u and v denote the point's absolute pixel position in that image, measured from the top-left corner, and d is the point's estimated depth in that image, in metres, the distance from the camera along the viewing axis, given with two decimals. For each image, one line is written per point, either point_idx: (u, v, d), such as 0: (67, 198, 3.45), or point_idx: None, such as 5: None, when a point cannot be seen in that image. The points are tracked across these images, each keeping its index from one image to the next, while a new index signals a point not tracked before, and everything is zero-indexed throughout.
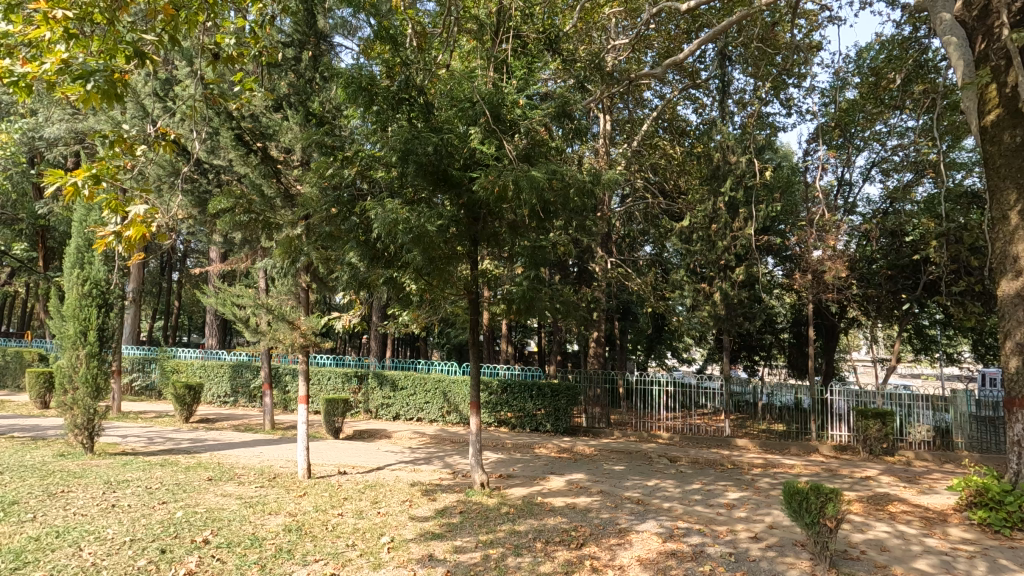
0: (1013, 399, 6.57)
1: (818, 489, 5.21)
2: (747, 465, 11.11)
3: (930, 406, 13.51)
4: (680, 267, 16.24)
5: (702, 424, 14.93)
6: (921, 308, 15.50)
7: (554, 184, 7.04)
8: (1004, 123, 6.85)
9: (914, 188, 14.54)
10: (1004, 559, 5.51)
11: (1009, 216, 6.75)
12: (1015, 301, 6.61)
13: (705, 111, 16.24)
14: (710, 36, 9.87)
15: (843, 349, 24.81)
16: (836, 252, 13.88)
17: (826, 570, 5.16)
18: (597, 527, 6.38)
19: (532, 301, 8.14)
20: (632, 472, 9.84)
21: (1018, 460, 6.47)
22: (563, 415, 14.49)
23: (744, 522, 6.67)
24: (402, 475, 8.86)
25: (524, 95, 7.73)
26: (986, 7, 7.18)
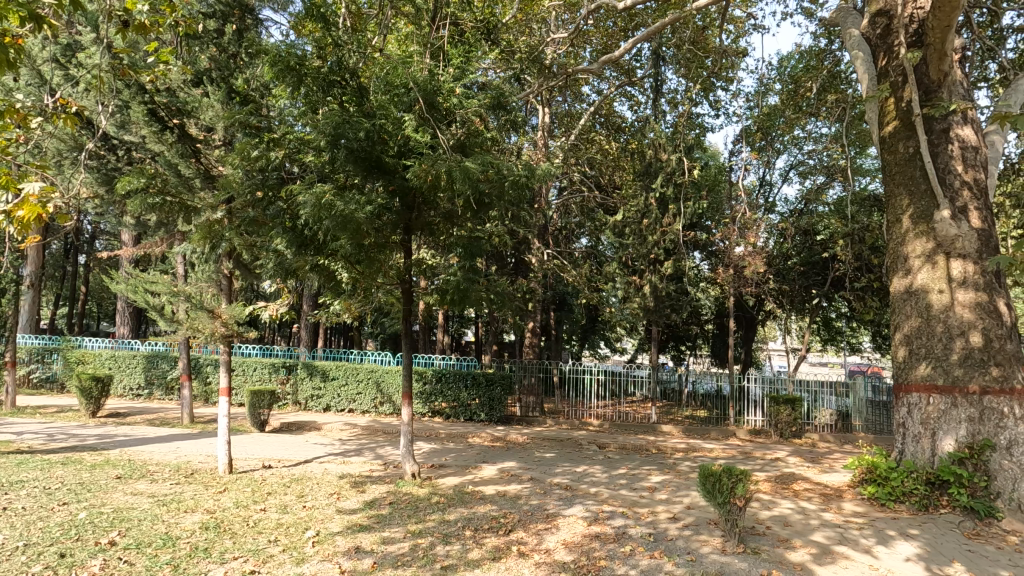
0: (900, 385, 7.31)
1: (730, 471, 5.57)
2: (671, 450, 11.68)
3: (833, 392, 14.99)
4: (612, 260, 16.73)
5: (630, 411, 15.55)
6: (829, 302, 16.76)
7: (489, 175, 7.05)
8: (899, 135, 7.53)
9: (825, 191, 15.67)
10: (888, 528, 6.10)
11: (901, 219, 7.42)
12: (904, 296, 7.29)
13: (640, 109, 16.73)
14: (645, 36, 10.06)
15: (761, 340, 26.44)
16: (755, 249, 14.78)
17: (735, 546, 5.53)
18: (525, 514, 6.52)
19: (465, 293, 8.16)
20: (562, 459, 10.11)
21: (903, 441, 7.19)
22: (497, 405, 14.61)
23: (664, 504, 7.05)
24: (331, 468, 8.67)
25: (460, 84, 7.64)
26: (888, 27, 7.79)
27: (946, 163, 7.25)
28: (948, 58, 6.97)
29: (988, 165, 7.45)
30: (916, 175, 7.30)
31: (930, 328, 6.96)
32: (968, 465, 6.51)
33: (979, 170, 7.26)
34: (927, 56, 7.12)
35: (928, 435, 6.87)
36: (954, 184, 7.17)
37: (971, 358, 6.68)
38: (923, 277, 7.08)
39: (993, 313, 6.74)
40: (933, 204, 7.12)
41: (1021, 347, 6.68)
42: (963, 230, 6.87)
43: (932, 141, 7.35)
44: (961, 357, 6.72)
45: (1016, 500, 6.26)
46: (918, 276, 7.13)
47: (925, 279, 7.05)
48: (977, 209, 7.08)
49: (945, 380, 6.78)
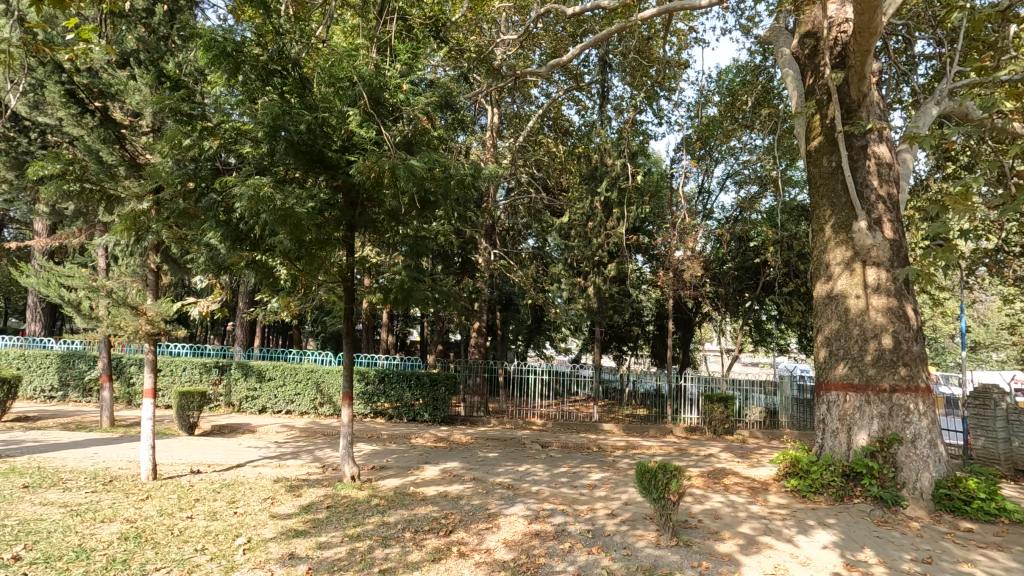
0: (821, 383, 7.80)
1: (665, 468, 5.78)
2: (611, 447, 11.97)
3: (763, 390, 15.85)
4: (558, 261, 16.95)
5: (573, 410, 15.84)
6: (760, 305, 17.64)
7: (435, 174, 6.98)
8: (823, 149, 8.05)
9: (759, 200, 16.50)
10: (808, 519, 6.49)
11: (824, 229, 7.93)
12: (826, 301, 7.79)
13: (587, 113, 17.04)
14: (593, 42, 10.23)
15: (698, 341, 27.50)
16: (694, 253, 15.40)
17: (669, 539, 5.74)
18: (467, 514, 6.51)
19: (409, 292, 8.06)
20: (505, 458, 10.16)
21: (823, 436, 7.68)
22: (441, 405, 14.49)
23: (603, 501, 7.23)
24: (266, 472, 8.34)
25: (407, 80, 7.53)
26: (815, 48, 8.34)
27: (864, 178, 7.80)
28: (867, 81, 7.49)
29: (901, 181, 8.07)
30: (838, 188, 7.83)
31: (848, 331, 7.48)
32: (878, 457, 7.03)
33: (893, 185, 7.84)
34: (848, 78, 7.61)
35: (844, 430, 7.38)
36: (871, 198, 7.73)
37: (883, 359, 7.21)
38: (842, 283, 7.59)
39: (903, 317, 7.29)
40: (852, 215, 7.65)
41: (925, 349, 7.26)
42: (878, 241, 7.41)
43: (853, 157, 7.89)
44: (874, 357, 7.24)
45: (919, 489, 6.82)
46: (838, 282, 7.64)
47: (844, 285, 7.57)
48: (890, 221, 7.64)
49: (861, 379, 7.29)
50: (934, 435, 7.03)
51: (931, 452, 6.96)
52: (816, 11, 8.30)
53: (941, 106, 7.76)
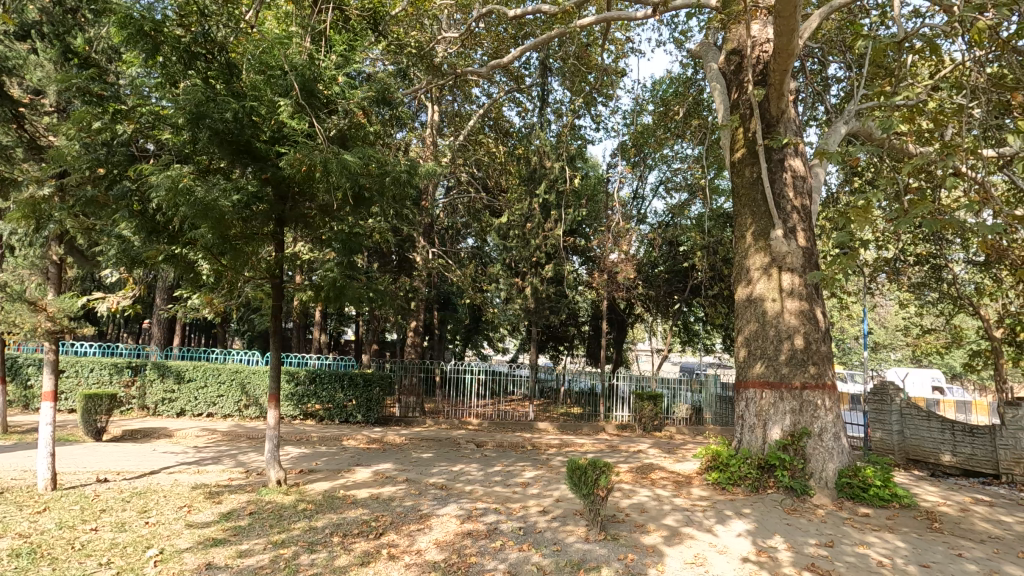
0: (741, 381, 8.26)
1: (595, 464, 5.93)
2: (545, 446, 12.16)
3: (689, 388, 16.63)
4: (496, 261, 17.04)
5: (509, 409, 15.96)
6: (689, 307, 18.44)
7: (370, 170, 6.85)
8: (746, 161, 8.55)
9: (688, 207, 17.27)
10: (726, 509, 6.88)
11: (745, 236, 8.43)
12: (746, 303, 8.28)
13: (527, 116, 17.23)
14: (533, 45, 10.31)
15: (630, 341, 28.38)
16: (627, 256, 15.95)
17: (598, 533, 5.91)
18: (398, 516, 6.42)
19: (342, 290, 7.84)
20: (439, 459, 10.10)
21: (741, 431, 8.15)
22: (375, 405, 14.17)
23: (535, 498, 7.35)
24: (183, 478, 7.87)
25: (343, 72, 7.32)
26: (739, 64, 8.84)
27: (781, 189, 8.34)
28: (785, 99, 8.00)
29: (813, 194, 8.70)
30: (758, 198, 8.34)
31: (764, 332, 7.98)
32: (789, 450, 7.54)
33: (806, 197, 8.44)
34: (768, 95, 8.10)
35: (760, 426, 7.85)
36: (786, 208, 8.27)
37: (795, 358, 7.73)
38: (760, 287, 8.09)
39: (812, 320, 7.85)
40: (770, 224, 8.17)
41: (832, 349, 7.83)
42: (792, 248, 7.94)
43: (771, 169, 8.42)
44: (788, 357, 7.76)
45: (824, 478, 7.38)
46: (757, 286, 8.13)
47: (762, 289, 8.06)
48: (803, 230, 8.21)
49: (775, 377, 7.78)
50: (838, 428, 7.62)
51: (835, 445, 7.53)
52: (741, 29, 8.82)
53: (849, 126, 8.41)
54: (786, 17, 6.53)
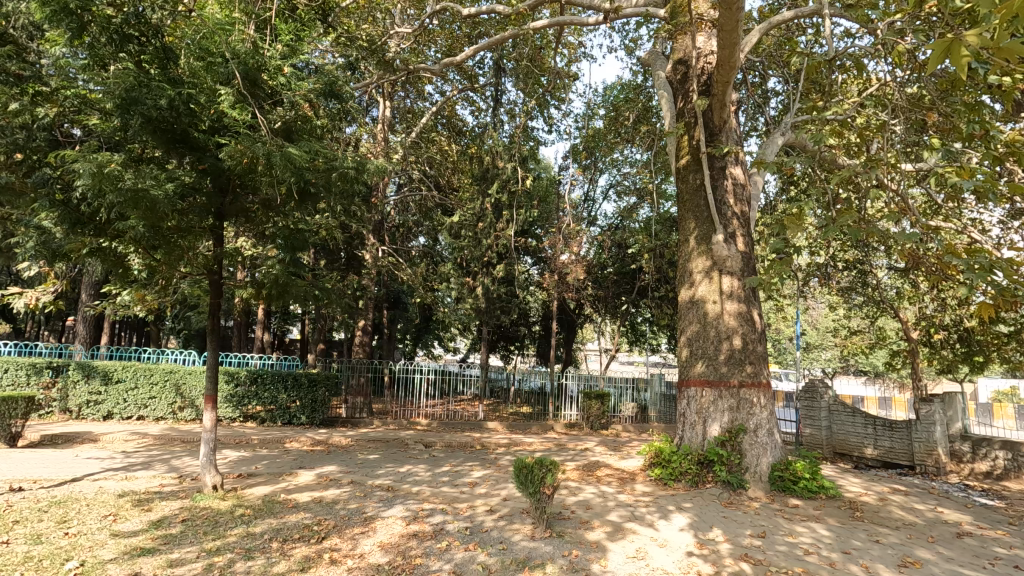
0: (683, 380, 8.54)
1: (542, 462, 6.01)
2: (494, 445, 12.19)
3: (636, 387, 17.19)
4: (448, 260, 16.97)
5: (459, 410, 15.92)
6: (636, 309, 18.92)
7: (316, 165, 6.67)
8: (690, 168, 8.88)
9: (637, 210, 17.72)
10: (667, 504, 7.11)
11: (689, 240, 8.74)
12: (688, 305, 8.58)
13: (481, 115, 17.20)
14: (487, 45, 10.30)
15: (580, 342, 28.82)
16: (578, 258, 16.24)
17: (543, 531, 5.98)
18: (342, 519, 6.29)
19: (286, 287, 7.59)
20: (386, 460, 9.94)
21: (682, 428, 8.43)
22: (320, 406, 13.80)
23: (482, 497, 7.36)
24: (109, 486, 7.41)
25: (289, 63, 7.09)
26: (685, 74, 9.16)
27: (722, 196, 8.69)
28: (727, 109, 8.33)
29: (752, 201, 9.09)
30: (701, 204, 8.67)
31: (705, 332, 8.29)
32: (727, 446, 7.87)
33: (745, 204, 8.83)
34: (711, 105, 8.40)
35: (700, 423, 8.15)
36: (727, 214, 8.62)
37: (733, 358, 8.07)
38: (702, 289, 8.40)
39: (750, 321, 8.21)
40: (712, 229, 8.51)
41: (767, 349, 8.22)
42: (731, 252, 8.28)
43: (714, 176, 8.75)
44: (727, 356, 8.08)
45: (758, 472, 7.74)
46: (699, 288, 8.44)
47: (704, 291, 8.37)
48: (742, 235, 8.58)
49: (715, 376, 8.09)
50: (772, 424, 8.00)
51: (769, 440, 7.91)
52: (687, 41, 9.13)
53: (786, 138, 8.81)
54: (728, 31, 6.75)
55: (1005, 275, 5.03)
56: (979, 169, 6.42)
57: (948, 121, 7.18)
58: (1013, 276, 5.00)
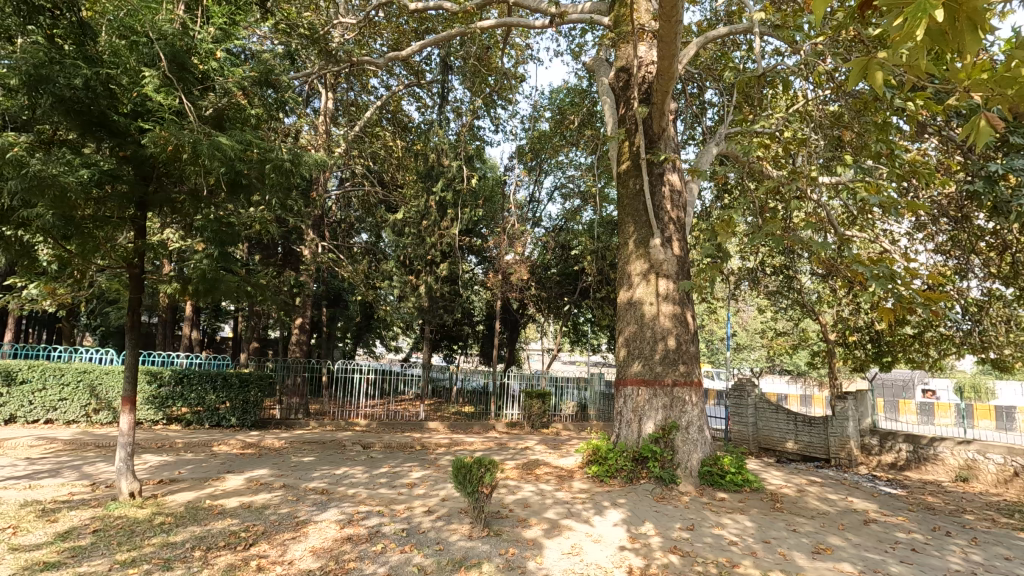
0: (621, 378, 8.77)
1: (481, 462, 6.01)
2: (435, 445, 12.08)
3: (577, 386, 17.52)
4: (390, 258, 16.69)
5: (399, 410, 15.71)
6: (578, 309, 19.27)
7: (249, 155, 6.37)
8: (630, 173, 9.15)
9: (580, 213, 18.03)
10: (603, 500, 7.29)
11: (628, 243, 9.01)
12: (627, 306, 8.84)
13: (427, 112, 17.00)
14: (434, 41, 10.15)
15: (523, 341, 29.02)
16: (522, 258, 16.39)
17: (481, 530, 5.98)
18: (272, 524, 6.06)
19: (215, 283, 7.21)
20: (322, 462, 9.66)
21: (619, 426, 8.66)
22: (252, 408, 13.24)
23: (421, 498, 7.28)
24: (9, 496, 6.80)
25: (222, 47, 6.75)
26: (627, 81, 9.44)
27: (660, 201, 8.99)
28: (665, 118, 8.60)
29: (688, 207, 9.46)
30: (640, 209, 8.94)
31: (642, 333, 8.55)
32: (660, 442, 8.15)
33: (681, 210, 9.17)
34: (651, 113, 8.65)
35: (636, 420, 8.40)
36: (664, 219, 8.92)
37: (667, 358, 8.35)
38: (640, 291, 8.66)
39: (683, 322, 8.52)
40: (650, 233, 8.79)
41: (699, 349, 8.57)
42: (667, 256, 8.58)
43: (652, 182, 9.05)
44: (662, 356, 8.36)
45: (689, 467, 8.07)
46: (637, 290, 8.70)
47: (641, 293, 8.64)
48: (678, 240, 8.90)
49: (651, 375, 8.36)
50: (703, 422, 8.35)
51: (699, 436, 8.25)
52: (629, 49, 9.39)
53: (720, 147, 9.13)
54: (668, 43, 6.76)
55: (906, 283, 5.50)
56: (886, 185, 6.97)
57: (861, 138, 7.75)
58: (912, 285, 5.46)
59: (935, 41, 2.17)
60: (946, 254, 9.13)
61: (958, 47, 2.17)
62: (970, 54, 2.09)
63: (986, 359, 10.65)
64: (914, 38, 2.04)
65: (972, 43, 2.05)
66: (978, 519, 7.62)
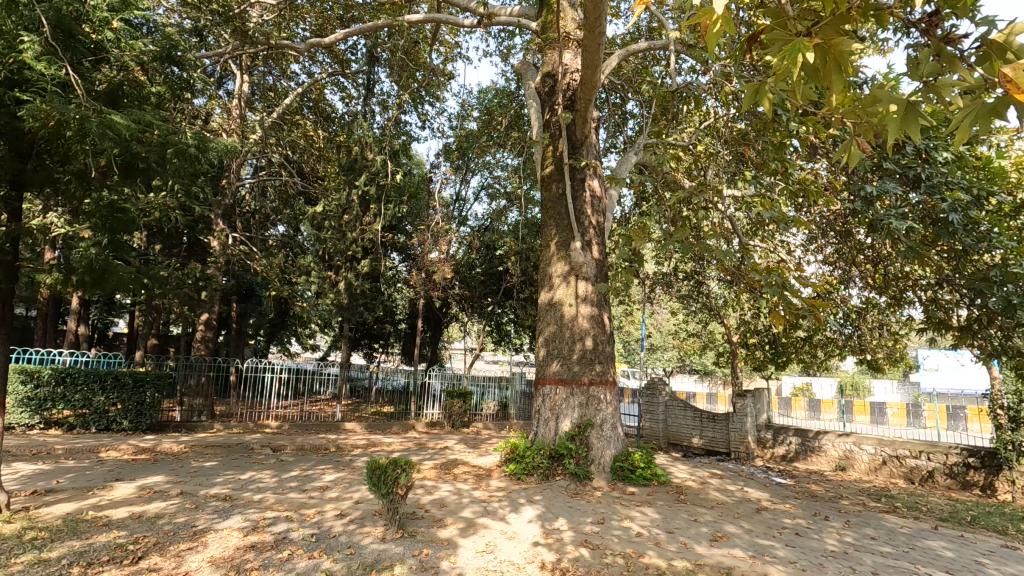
0: (541, 378, 8.92)
1: (396, 462, 5.90)
2: (350, 447, 11.73)
3: (498, 385, 17.66)
4: (308, 252, 16.02)
5: (314, 410, 15.19)
6: (502, 309, 19.43)
7: (148, 137, 5.87)
8: (553, 177, 9.40)
9: (506, 214, 18.18)
10: (518, 497, 7.40)
11: (549, 245, 9.22)
12: (547, 307, 9.03)
13: (351, 103, 16.45)
14: (360, 31, 9.83)
15: (446, 340, 28.85)
16: (446, 256, 16.36)
17: (395, 532, 5.88)
18: (166, 535, 5.63)
19: (105, 274, 6.57)
20: (226, 467, 9.10)
21: (537, 424, 8.81)
22: (147, 410, 12.26)
23: (333, 502, 7.05)
24: None
25: (121, 16, 6.20)
26: (552, 87, 9.69)
27: (581, 205, 9.27)
28: (588, 125, 8.87)
29: (607, 212, 9.79)
30: (562, 212, 9.18)
31: (561, 333, 8.75)
32: (576, 440, 8.37)
33: (600, 215, 9.49)
34: (575, 119, 8.87)
35: (553, 419, 8.58)
36: (585, 223, 9.19)
37: (585, 357, 8.60)
38: (560, 292, 8.88)
39: (600, 324, 8.80)
40: (570, 236, 9.02)
41: (614, 349, 8.88)
42: (587, 259, 8.86)
43: (574, 187, 9.34)
44: (579, 356, 8.60)
45: (602, 464, 8.36)
46: (557, 292, 8.92)
47: (561, 294, 8.87)
48: (597, 244, 9.20)
49: (568, 374, 8.58)
50: (616, 419, 8.68)
51: (612, 433, 8.57)
52: (555, 56, 9.62)
53: (638, 157, 9.52)
54: (591, 53, 6.90)
55: (794, 291, 6.02)
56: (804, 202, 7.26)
57: (762, 156, 8.39)
58: (800, 293, 5.99)
59: (809, 77, 2.42)
60: (832, 265, 10.08)
61: (825, 82, 2.45)
62: (835, 92, 2.36)
63: (864, 360, 11.84)
64: (789, 72, 2.28)
65: (836, 83, 2.31)
66: (851, 503, 8.50)
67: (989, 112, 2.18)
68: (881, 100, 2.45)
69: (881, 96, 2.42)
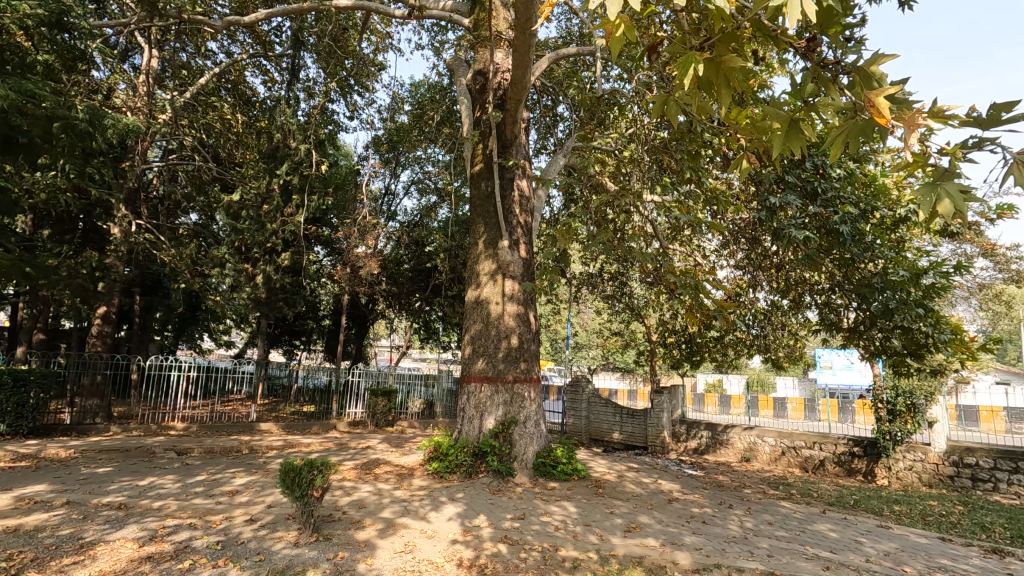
0: (467, 376, 8.89)
1: (311, 464, 5.69)
2: (264, 448, 11.19)
3: (424, 383, 17.48)
4: (223, 243, 15.11)
5: (226, 411, 14.37)
6: (430, 307, 19.23)
7: (30, 108, 5.29)
8: (482, 175, 9.40)
9: (436, 210, 18.01)
10: (440, 496, 7.35)
11: (477, 243, 9.21)
12: (474, 305, 9.01)
13: (273, 87, 15.68)
14: (282, 12, 9.34)
15: (372, 337, 28.20)
16: (373, 251, 16.00)
17: (309, 536, 5.66)
18: (46, 549, 5.11)
19: None
20: (123, 473, 8.41)
21: (461, 422, 8.78)
22: (30, 412, 11.02)
23: (242, 507, 6.68)
24: None
25: None
26: (483, 86, 9.66)
27: (510, 204, 9.32)
28: (518, 126, 8.93)
29: (535, 212, 9.91)
30: (490, 210, 9.20)
31: (487, 331, 8.76)
32: (499, 437, 8.42)
33: (528, 215, 9.62)
34: (505, 119, 8.88)
35: (477, 417, 8.58)
36: (513, 222, 9.26)
37: (510, 355, 8.67)
38: (487, 290, 8.89)
39: (526, 322, 8.91)
40: (498, 235, 9.07)
41: (539, 348, 9.03)
42: (514, 258, 8.93)
43: (503, 186, 9.39)
44: (505, 354, 8.66)
45: (524, 460, 8.48)
46: (484, 290, 8.91)
47: (488, 292, 8.88)
48: (524, 243, 9.31)
49: (493, 372, 8.61)
50: (539, 416, 8.82)
51: (535, 430, 8.70)
52: (486, 54, 9.61)
53: (567, 159, 9.72)
54: (521, 53, 6.91)
55: (706, 292, 6.39)
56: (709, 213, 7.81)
57: (679, 164, 8.84)
58: (710, 295, 6.37)
59: (704, 90, 2.62)
60: (742, 269, 10.77)
61: (718, 96, 2.64)
62: (723, 104, 2.57)
63: (768, 359, 12.74)
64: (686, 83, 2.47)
65: (726, 96, 2.53)
66: (754, 492, 9.14)
67: (859, 131, 2.46)
68: (767, 117, 2.70)
69: (768, 114, 2.67)
